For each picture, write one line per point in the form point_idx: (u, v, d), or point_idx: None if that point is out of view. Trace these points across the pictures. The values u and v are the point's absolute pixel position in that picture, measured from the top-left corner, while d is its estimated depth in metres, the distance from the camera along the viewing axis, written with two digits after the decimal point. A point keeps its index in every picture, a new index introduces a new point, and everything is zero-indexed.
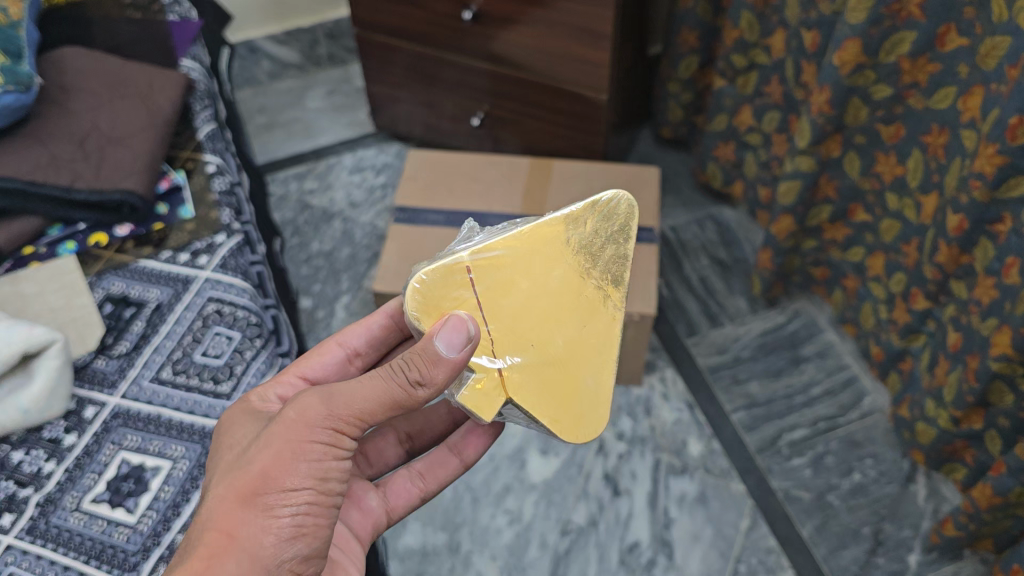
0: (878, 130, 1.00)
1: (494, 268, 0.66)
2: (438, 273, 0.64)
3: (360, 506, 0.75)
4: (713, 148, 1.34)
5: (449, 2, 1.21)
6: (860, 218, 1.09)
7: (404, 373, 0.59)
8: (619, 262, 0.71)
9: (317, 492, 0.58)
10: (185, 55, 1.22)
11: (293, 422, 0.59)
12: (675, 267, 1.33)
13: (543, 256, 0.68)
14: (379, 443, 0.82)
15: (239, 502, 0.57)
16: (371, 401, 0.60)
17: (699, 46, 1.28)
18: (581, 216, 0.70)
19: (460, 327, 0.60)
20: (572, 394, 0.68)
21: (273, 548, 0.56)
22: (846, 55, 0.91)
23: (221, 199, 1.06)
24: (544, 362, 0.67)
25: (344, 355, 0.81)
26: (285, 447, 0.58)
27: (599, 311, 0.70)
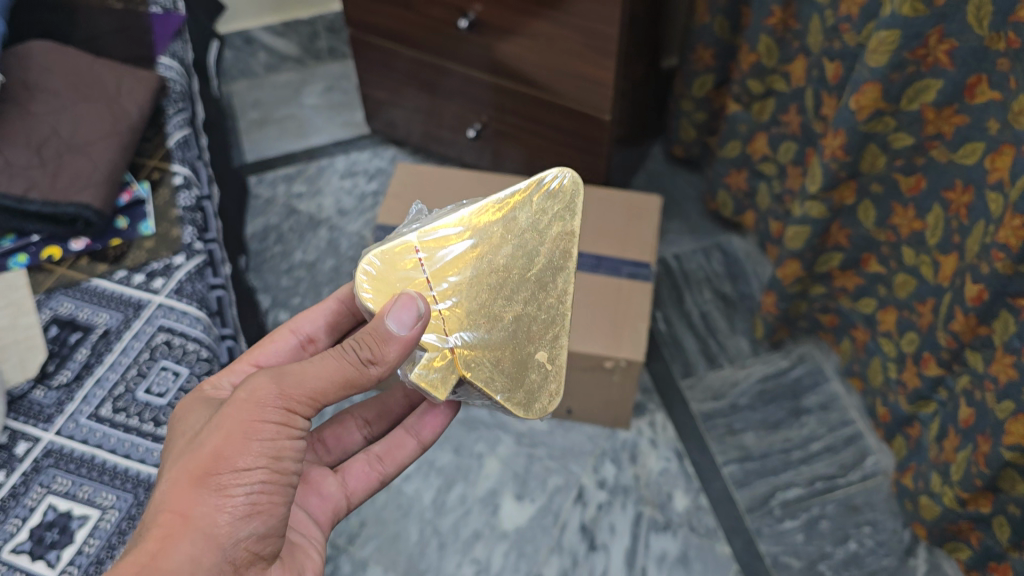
0: (896, 180, 0.90)
1: (444, 249, 0.67)
2: (387, 256, 0.65)
3: (317, 490, 0.70)
4: (724, 174, 1.24)
5: (446, 8, 1.13)
6: (873, 268, 1.00)
7: (355, 352, 0.58)
8: (567, 239, 0.69)
9: (271, 471, 0.55)
10: (163, 53, 1.15)
11: (243, 402, 0.56)
12: (676, 299, 1.25)
13: (491, 236, 0.68)
14: (337, 429, 0.78)
15: (190, 484, 0.54)
16: (323, 380, 0.57)
17: (715, 65, 1.19)
18: (527, 193, 0.69)
19: (411, 306, 0.59)
20: (522, 370, 0.68)
21: (228, 527, 0.54)
22: (864, 101, 0.82)
23: (185, 215, 0.99)
24: (496, 338, 0.67)
25: (298, 341, 0.76)
26: (235, 428, 0.55)
27: (549, 287, 0.69)
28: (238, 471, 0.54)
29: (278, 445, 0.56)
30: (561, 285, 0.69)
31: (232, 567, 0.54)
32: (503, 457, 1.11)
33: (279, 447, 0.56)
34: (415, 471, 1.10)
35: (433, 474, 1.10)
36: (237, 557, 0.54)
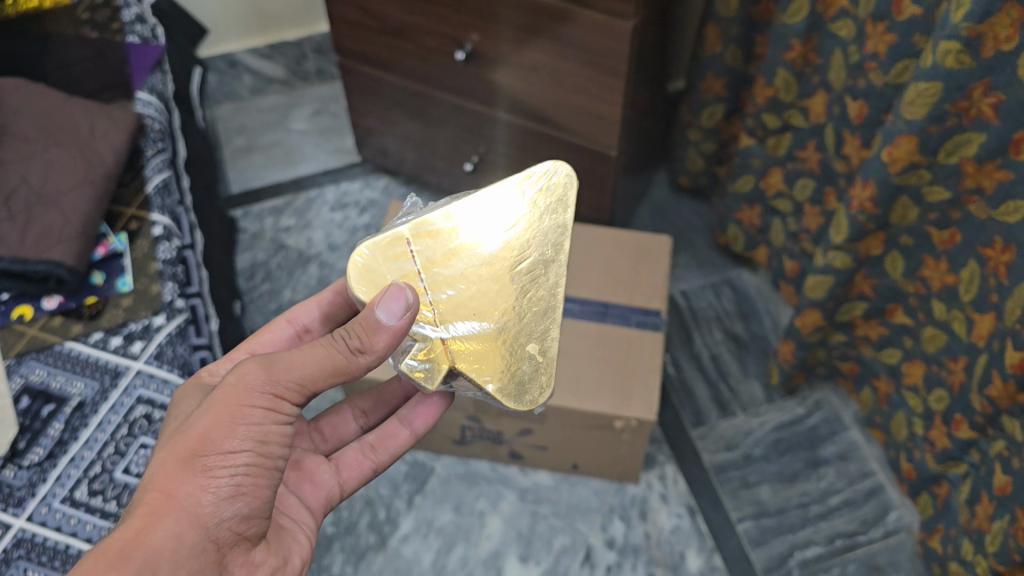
0: (928, 233, 0.84)
1: (437, 242, 0.66)
2: (378, 245, 0.65)
3: (310, 478, 0.70)
4: (736, 210, 1.18)
5: (441, 38, 1.06)
6: (899, 319, 0.94)
7: (344, 340, 0.57)
8: (560, 233, 0.68)
9: (258, 454, 0.55)
10: (142, 87, 1.07)
11: (231, 387, 0.56)
12: (685, 340, 1.19)
13: (482, 228, 0.67)
14: (333, 419, 0.79)
15: (176, 465, 0.53)
16: (312, 367, 0.56)
17: (727, 94, 1.11)
18: (518, 187, 0.68)
19: (400, 294, 0.58)
20: (513, 361, 0.65)
21: (212, 507, 0.53)
22: (897, 153, 0.75)
23: (165, 269, 0.92)
24: (487, 328, 0.65)
25: (294, 331, 0.75)
26: (223, 411, 0.54)
27: (541, 279, 0.67)
28: (225, 453, 0.54)
29: (264, 430, 0.55)
30: (554, 278, 0.67)
31: (216, 548, 0.53)
32: (506, 515, 1.05)
33: (265, 431, 0.55)
34: (414, 531, 1.04)
35: (432, 534, 1.04)
36: (221, 538, 0.53)
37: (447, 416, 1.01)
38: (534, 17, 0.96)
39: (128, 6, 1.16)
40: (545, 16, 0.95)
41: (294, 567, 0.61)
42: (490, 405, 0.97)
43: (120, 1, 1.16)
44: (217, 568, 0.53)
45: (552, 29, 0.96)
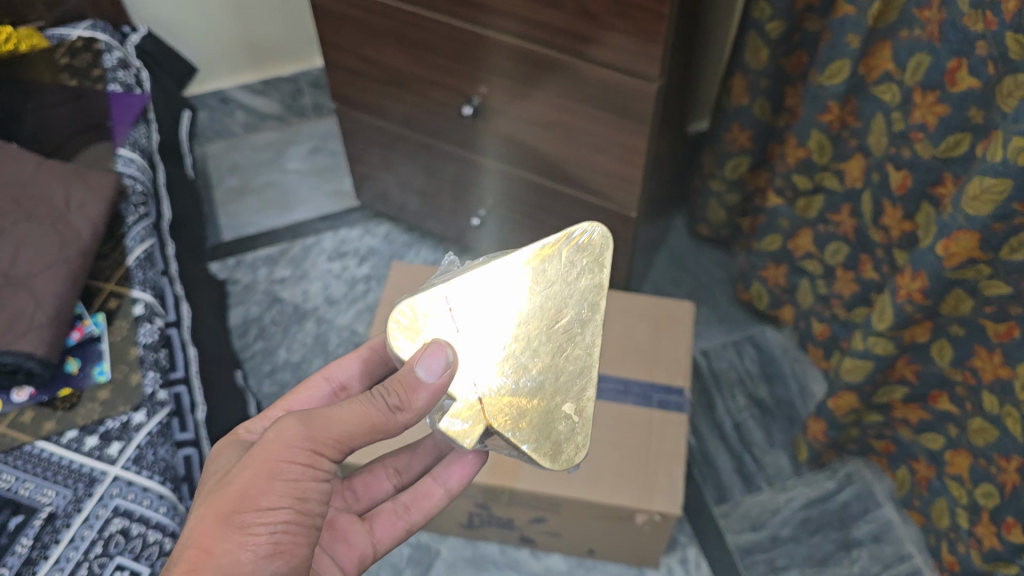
0: (982, 325, 0.76)
1: (478, 297, 0.61)
2: (419, 301, 0.60)
3: (344, 538, 0.66)
4: (761, 268, 1.10)
5: (447, 90, 0.98)
6: (944, 405, 0.87)
7: (381, 398, 0.53)
8: (596, 294, 0.64)
9: (296, 512, 0.51)
10: (124, 143, 0.99)
11: (268, 443, 0.52)
12: (706, 407, 1.12)
13: (520, 287, 0.62)
14: (366, 477, 0.73)
15: (212, 521, 0.50)
16: (351, 424, 0.53)
17: (752, 147, 1.03)
18: (556, 246, 0.63)
19: (440, 352, 0.55)
20: (548, 420, 0.61)
21: (250, 566, 0.49)
22: (955, 248, 0.68)
23: (146, 356, 0.85)
24: (523, 386, 0.61)
25: (330, 390, 0.70)
26: (260, 467, 0.51)
27: (577, 338, 0.63)
28: (261, 509, 0.50)
29: (302, 486, 0.51)
30: (590, 337, 0.63)
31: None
32: None
33: (303, 488, 0.51)
34: None
35: None
36: None
37: (454, 502, 0.94)
38: (551, 76, 0.89)
39: (111, 50, 1.08)
40: (564, 76, 0.88)
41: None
42: (500, 494, 0.90)
43: (102, 45, 1.08)
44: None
45: (570, 87, 0.89)
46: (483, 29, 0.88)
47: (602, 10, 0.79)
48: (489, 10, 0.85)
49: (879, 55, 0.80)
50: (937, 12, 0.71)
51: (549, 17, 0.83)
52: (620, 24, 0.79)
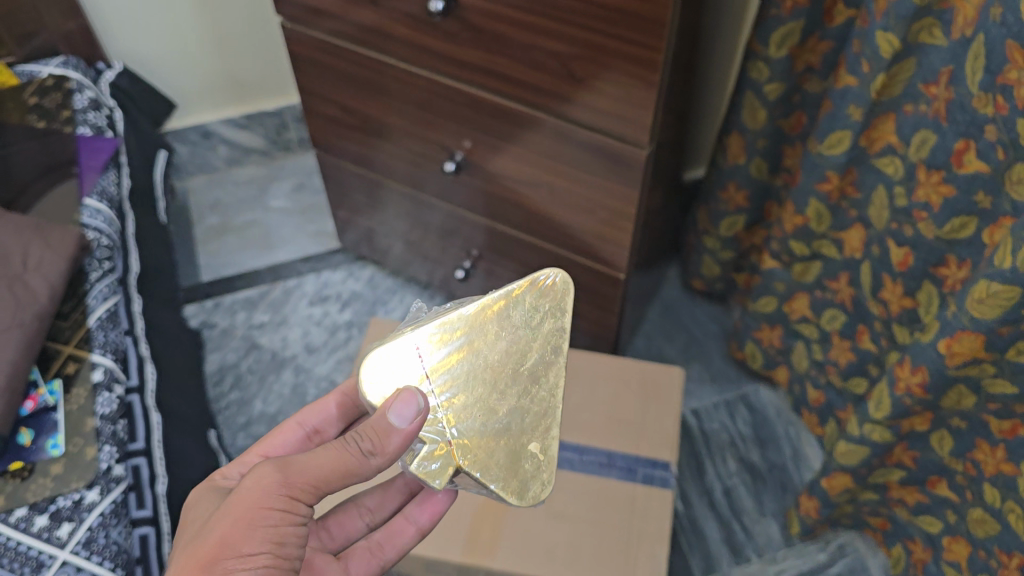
0: (985, 420, 0.72)
1: (445, 349, 0.57)
2: (384, 354, 0.56)
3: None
4: (754, 328, 1.06)
5: (429, 144, 0.94)
6: (942, 492, 0.82)
7: (355, 442, 0.50)
8: (560, 337, 0.59)
9: (278, 556, 0.47)
10: (91, 192, 0.95)
11: (244, 488, 0.48)
12: (696, 470, 1.07)
13: (482, 333, 0.58)
14: (339, 514, 0.64)
15: (193, 567, 0.45)
16: (325, 467, 0.50)
17: (749, 206, 0.99)
18: (519, 290, 0.59)
19: (413, 398, 0.51)
20: (514, 459, 0.56)
21: None
22: (958, 347, 0.63)
23: (103, 427, 0.80)
24: (489, 428, 0.56)
25: (304, 434, 0.64)
26: (241, 514, 0.47)
27: (541, 380, 0.58)
28: (243, 555, 0.46)
29: (281, 531, 0.48)
30: (556, 377, 0.58)
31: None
32: None
33: (282, 533, 0.48)
34: None
35: None
36: None
37: None
38: (529, 135, 0.85)
39: (82, 89, 1.03)
40: (550, 136, 0.83)
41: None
42: None
43: (73, 84, 1.03)
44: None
45: (555, 148, 0.84)
46: (468, 86, 0.84)
47: (590, 76, 0.75)
48: (472, 68, 0.81)
49: (882, 127, 0.76)
50: (945, 90, 0.66)
51: (535, 78, 0.78)
52: (610, 90, 0.75)
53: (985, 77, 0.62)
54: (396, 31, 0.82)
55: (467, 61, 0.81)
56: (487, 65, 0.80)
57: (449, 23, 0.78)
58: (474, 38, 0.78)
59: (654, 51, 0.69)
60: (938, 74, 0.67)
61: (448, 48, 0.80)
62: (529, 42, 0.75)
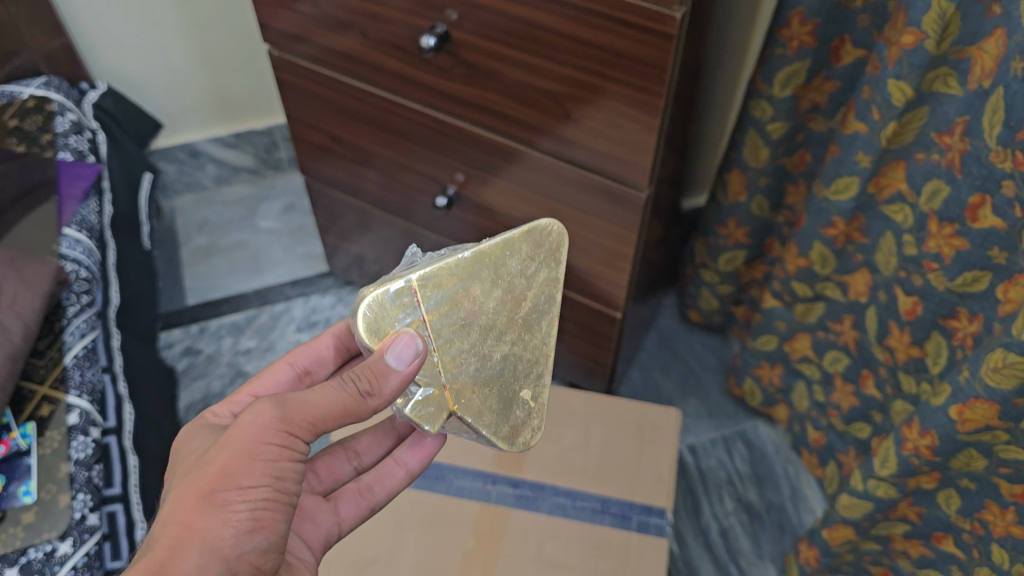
0: (996, 483, 0.69)
1: (444, 292, 0.55)
2: (384, 294, 0.52)
3: (310, 518, 0.59)
4: (754, 364, 1.03)
5: (422, 176, 0.91)
6: (947, 548, 0.79)
7: (352, 382, 0.48)
8: (553, 287, 0.60)
9: (276, 490, 0.46)
10: (70, 222, 0.91)
11: (241, 422, 0.47)
12: (692, 509, 1.03)
13: (480, 280, 0.56)
14: (327, 456, 0.64)
15: (192, 498, 0.45)
16: (323, 404, 0.48)
17: (749, 243, 0.96)
18: (517, 239, 0.58)
19: (412, 341, 0.51)
20: (508, 404, 0.58)
21: (234, 540, 0.45)
22: (970, 414, 0.61)
23: (77, 473, 0.76)
24: (485, 374, 0.57)
25: (294, 375, 0.63)
26: (239, 446, 0.46)
27: (534, 329, 0.59)
28: (243, 487, 0.45)
29: (280, 465, 0.47)
30: (548, 326, 0.60)
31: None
32: None
33: (281, 468, 0.47)
34: None
35: None
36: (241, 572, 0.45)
37: None
38: (511, 167, 0.82)
39: (64, 112, 1.00)
40: (543, 173, 0.80)
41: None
42: None
43: (54, 106, 1.00)
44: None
45: (550, 187, 0.81)
46: (461, 121, 0.81)
47: (584, 116, 0.71)
48: (464, 102, 0.78)
49: (891, 175, 0.73)
50: (960, 140, 0.63)
51: (528, 116, 0.75)
52: (604, 129, 0.72)
53: (1005, 131, 0.59)
54: (385, 63, 0.80)
55: (460, 96, 0.78)
56: (480, 101, 0.77)
57: (441, 57, 0.75)
58: (467, 74, 0.75)
59: (650, 93, 0.66)
60: (953, 124, 0.64)
61: (439, 82, 0.78)
62: (522, 79, 0.72)
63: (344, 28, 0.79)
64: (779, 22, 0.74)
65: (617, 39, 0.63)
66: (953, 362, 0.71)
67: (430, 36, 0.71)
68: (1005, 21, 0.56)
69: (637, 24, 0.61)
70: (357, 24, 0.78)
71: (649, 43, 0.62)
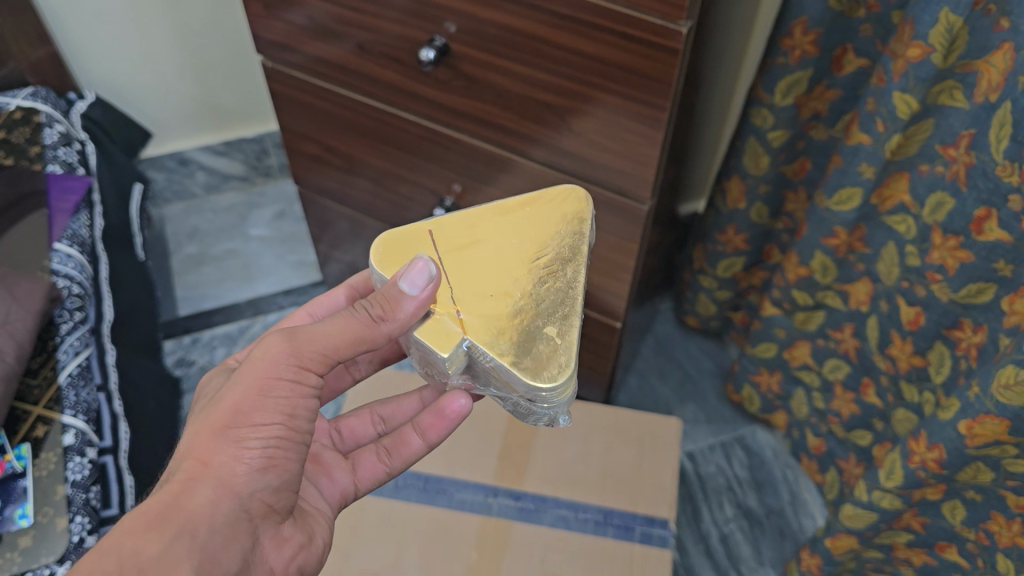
0: (1003, 495, 0.69)
1: (460, 237, 0.57)
2: (400, 239, 0.57)
3: (326, 472, 0.59)
4: (752, 371, 1.03)
5: (419, 187, 0.90)
6: (950, 557, 0.79)
7: (365, 310, 0.50)
8: (578, 238, 0.58)
9: (288, 428, 0.48)
10: (60, 237, 0.90)
11: (254, 359, 0.49)
12: (692, 516, 1.03)
13: (496, 230, 0.58)
14: (352, 418, 0.65)
15: (208, 434, 0.47)
16: (334, 336, 0.49)
17: (748, 249, 0.96)
18: (541, 195, 0.60)
19: (425, 266, 0.51)
20: (527, 338, 0.53)
21: (247, 479, 0.46)
22: (980, 429, 0.61)
23: (74, 495, 0.75)
24: (498, 309, 0.54)
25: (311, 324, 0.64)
26: (252, 384, 0.48)
27: (558, 276, 0.56)
28: (256, 424, 0.47)
29: (292, 403, 0.48)
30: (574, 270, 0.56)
31: (248, 520, 0.47)
32: None
33: (293, 406, 0.49)
34: None
35: None
36: (253, 510, 0.47)
37: None
38: (507, 177, 0.81)
39: (52, 123, 0.99)
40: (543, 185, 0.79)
41: (317, 549, 0.54)
42: None
43: (42, 117, 0.98)
44: (249, 542, 0.47)
45: None
46: (460, 134, 0.80)
47: (584, 127, 0.71)
48: (463, 115, 0.78)
49: (895, 186, 0.73)
50: (965, 153, 0.63)
51: (527, 128, 0.75)
52: (606, 142, 0.71)
53: (1012, 146, 0.58)
54: (382, 75, 0.79)
55: (459, 109, 0.77)
56: (480, 114, 0.76)
57: (439, 70, 0.74)
58: (466, 87, 0.74)
59: (654, 106, 0.65)
60: (959, 137, 0.63)
61: (437, 94, 0.77)
62: (522, 92, 0.71)
63: (338, 39, 0.78)
64: (780, 31, 0.74)
65: (624, 54, 0.62)
66: (960, 373, 0.71)
67: (428, 49, 0.70)
68: (1013, 35, 0.56)
69: (642, 38, 0.60)
70: (352, 36, 0.77)
71: (657, 59, 0.61)
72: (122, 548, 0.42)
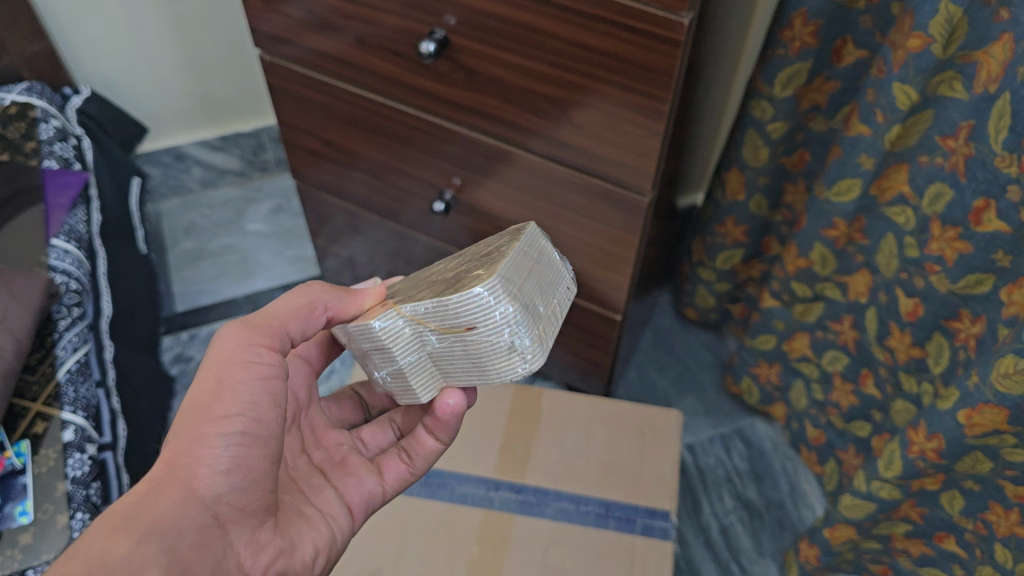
0: (1001, 485, 0.69)
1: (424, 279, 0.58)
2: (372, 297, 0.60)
3: (349, 478, 0.59)
4: (751, 363, 1.03)
5: (418, 181, 0.90)
6: (949, 547, 0.79)
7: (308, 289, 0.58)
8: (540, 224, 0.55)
9: (251, 421, 0.49)
10: (59, 233, 0.90)
11: (213, 356, 0.50)
12: (692, 508, 1.03)
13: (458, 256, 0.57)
14: (375, 426, 0.65)
15: (174, 438, 0.48)
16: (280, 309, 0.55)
17: (747, 240, 0.96)
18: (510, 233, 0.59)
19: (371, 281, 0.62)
20: (463, 276, 0.50)
21: (210, 479, 0.47)
22: (979, 418, 0.61)
23: (74, 491, 0.75)
24: (440, 285, 0.52)
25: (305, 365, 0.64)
26: (211, 379, 0.49)
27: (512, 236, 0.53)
28: (217, 418, 0.48)
29: (252, 396, 0.49)
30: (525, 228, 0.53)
31: (219, 525, 0.47)
32: None
33: (254, 399, 0.49)
34: None
35: None
36: (224, 514, 0.48)
37: None
38: (506, 170, 0.81)
39: (47, 119, 0.98)
40: (542, 177, 0.79)
41: (303, 556, 0.52)
42: None
43: (38, 113, 0.97)
44: (224, 548, 0.47)
45: (549, 192, 0.80)
46: (460, 127, 0.80)
47: (585, 120, 0.71)
48: (462, 107, 0.77)
49: (894, 177, 0.73)
50: (964, 144, 0.63)
51: (527, 120, 0.74)
52: (606, 134, 0.71)
53: (1011, 137, 0.58)
54: (380, 68, 0.79)
55: (458, 101, 0.77)
56: (479, 107, 0.76)
57: (438, 63, 0.74)
58: (465, 80, 0.74)
59: (655, 98, 0.65)
60: (958, 128, 0.63)
61: (435, 86, 0.77)
62: (520, 84, 0.71)
63: (337, 32, 0.78)
64: (781, 22, 0.74)
65: (624, 45, 0.62)
66: (959, 363, 0.71)
67: (429, 41, 0.70)
68: (1013, 25, 0.56)
69: (643, 30, 0.60)
70: (351, 29, 0.76)
71: (657, 50, 0.61)
72: (89, 550, 0.42)
